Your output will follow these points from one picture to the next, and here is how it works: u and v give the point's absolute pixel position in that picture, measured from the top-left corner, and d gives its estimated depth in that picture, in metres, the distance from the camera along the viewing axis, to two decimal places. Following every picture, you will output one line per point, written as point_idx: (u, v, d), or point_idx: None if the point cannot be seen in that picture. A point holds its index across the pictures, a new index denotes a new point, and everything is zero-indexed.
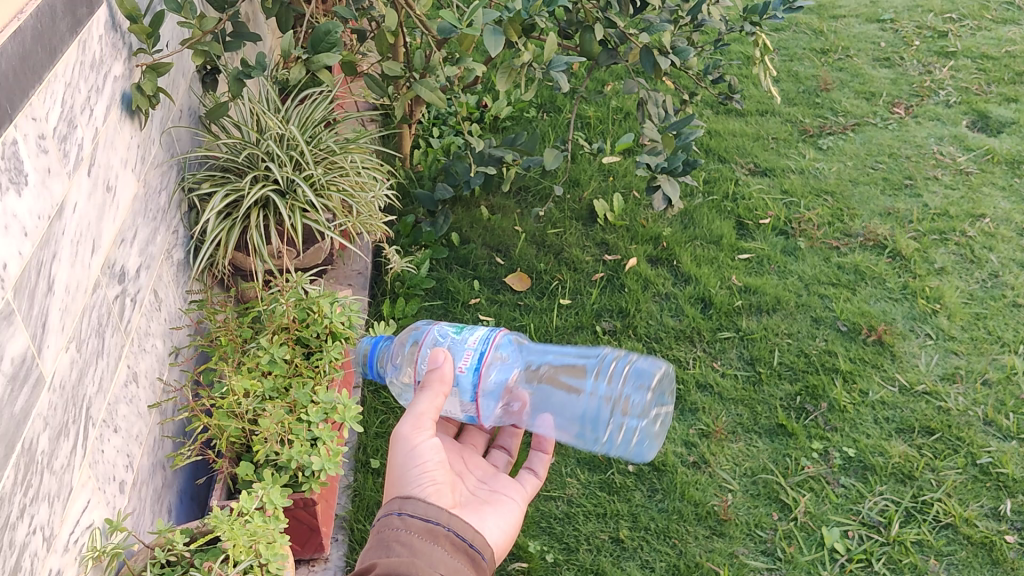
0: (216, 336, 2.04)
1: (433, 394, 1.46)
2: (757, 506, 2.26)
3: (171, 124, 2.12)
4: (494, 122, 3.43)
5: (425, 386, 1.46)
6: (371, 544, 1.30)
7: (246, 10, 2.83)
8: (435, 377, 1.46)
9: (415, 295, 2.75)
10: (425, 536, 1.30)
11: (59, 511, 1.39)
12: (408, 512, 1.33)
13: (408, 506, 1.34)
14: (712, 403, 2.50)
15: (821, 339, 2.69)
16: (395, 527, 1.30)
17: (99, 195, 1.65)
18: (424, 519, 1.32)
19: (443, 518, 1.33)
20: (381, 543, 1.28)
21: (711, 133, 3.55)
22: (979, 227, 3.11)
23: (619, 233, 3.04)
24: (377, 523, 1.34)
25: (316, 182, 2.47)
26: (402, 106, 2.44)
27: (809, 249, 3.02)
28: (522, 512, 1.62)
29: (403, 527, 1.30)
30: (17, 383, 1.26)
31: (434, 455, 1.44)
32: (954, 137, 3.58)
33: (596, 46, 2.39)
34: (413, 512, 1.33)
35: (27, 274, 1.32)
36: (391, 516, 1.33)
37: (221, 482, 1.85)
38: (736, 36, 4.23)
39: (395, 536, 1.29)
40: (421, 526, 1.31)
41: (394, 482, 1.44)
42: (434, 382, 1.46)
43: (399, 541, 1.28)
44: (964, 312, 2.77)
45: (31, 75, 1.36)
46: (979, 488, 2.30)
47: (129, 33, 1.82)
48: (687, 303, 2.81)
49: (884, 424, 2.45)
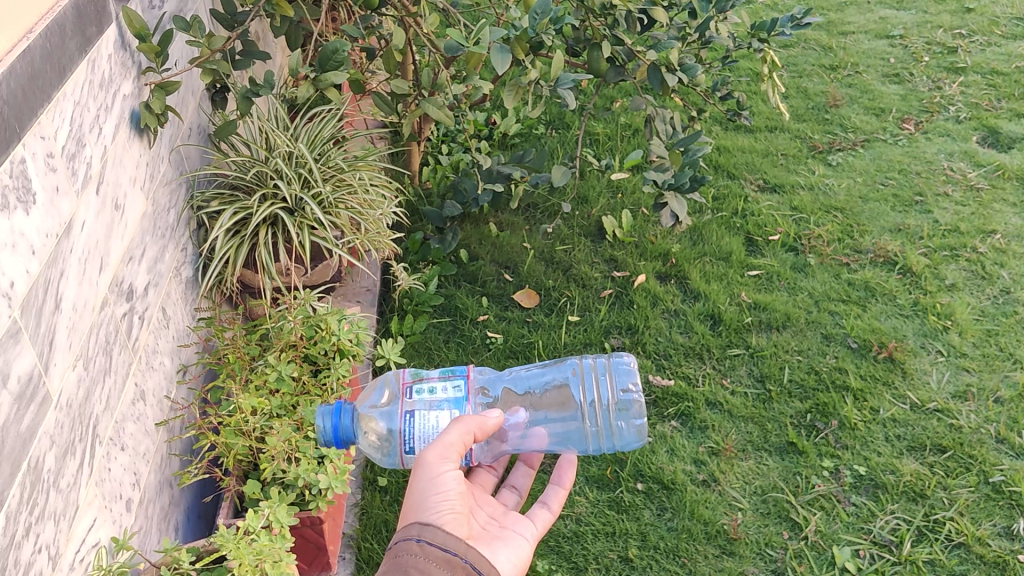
0: (224, 353, 2.04)
1: (469, 428, 1.42)
2: (767, 525, 2.24)
3: (180, 142, 2.13)
4: (504, 138, 3.44)
5: (459, 420, 1.42)
6: (386, 570, 1.27)
7: (256, 29, 2.86)
8: (471, 418, 1.43)
9: (423, 312, 2.76)
10: (442, 566, 1.27)
11: (64, 529, 1.38)
12: (426, 538, 1.30)
13: (427, 533, 1.31)
14: (722, 420, 2.49)
15: (831, 356, 2.68)
16: (413, 554, 1.27)
17: (107, 213, 1.66)
18: (441, 549, 1.29)
19: (461, 548, 1.29)
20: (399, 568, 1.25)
21: (720, 149, 3.56)
22: (990, 243, 3.09)
23: (629, 250, 3.04)
24: (394, 547, 1.31)
25: (324, 200, 2.47)
26: (411, 123, 2.44)
27: (819, 265, 3.01)
28: (530, 552, 1.58)
29: (421, 554, 1.28)
30: (23, 403, 1.26)
31: (454, 485, 1.39)
32: (964, 153, 3.56)
33: (604, 64, 2.39)
34: (431, 540, 1.30)
35: (35, 292, 1.32)
36: (409, 542, 1.30)
37: (228, 500, 1.83)
38: (745, 53, 4.24)
39: (412, 564, 1.26)
40: (438, 556, 1.28)
41: (408, 506, 1.38)
42: (472, 421, 1.42)
43: (418, 567, 1.25)
44: (975, 328, 2.75)
45: (40, 95, 1.37)
46: (992, 507, 2.27)
47: (138, 52, 1.83)
48: (697, 319, 2.80)
49: (895, 441, 2.43)
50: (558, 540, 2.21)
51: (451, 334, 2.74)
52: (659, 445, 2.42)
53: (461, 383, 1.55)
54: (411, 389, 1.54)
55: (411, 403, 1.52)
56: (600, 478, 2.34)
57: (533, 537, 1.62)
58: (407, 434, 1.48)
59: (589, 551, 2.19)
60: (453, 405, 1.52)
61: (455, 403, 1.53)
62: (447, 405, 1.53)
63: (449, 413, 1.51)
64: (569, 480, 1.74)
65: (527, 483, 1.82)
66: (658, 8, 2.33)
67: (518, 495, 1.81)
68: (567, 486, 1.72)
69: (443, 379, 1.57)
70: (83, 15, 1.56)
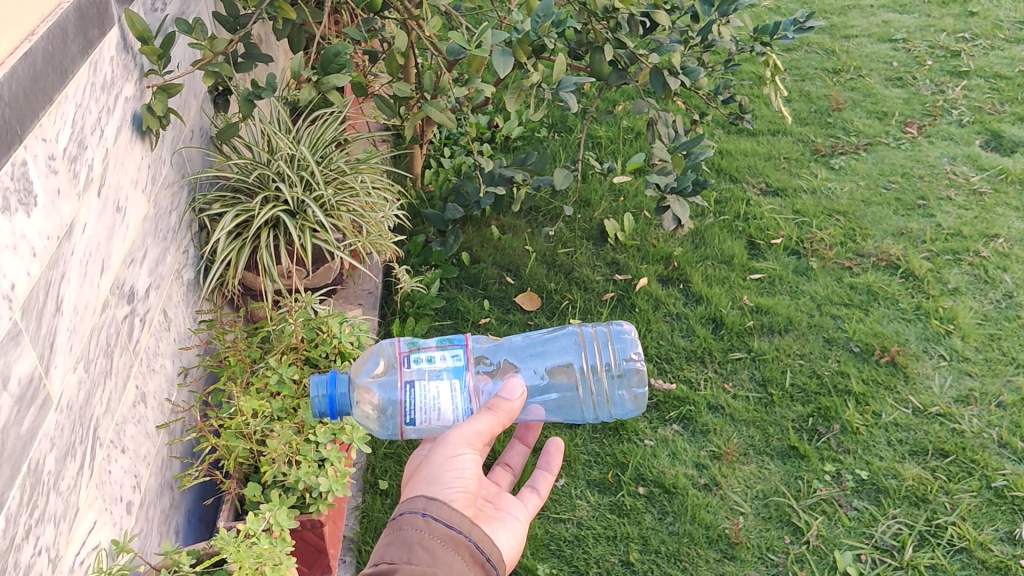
0: (225, 356, 2.04)
1: (498, 419, 1.38)
2: (769, 529, 2.24)
3: (181, 145, 2.13)
4: (506, 141, 3.44)
5: (490, 409, 1.39)
6: (389, 543, 1.22)
7: (258, 31, 2.86)
8: (503, 408, 1.39)
9: (425, 315, 2.76)
10: (447, 543, 1.23)
11: (64, 532, 1.38)
12: (432, 513, 1.26)
13: (434, 508, 1.27)
14: (724, 424, 2.48)
15: (833, 359, 2.67)
16: (418, 528, 1.23)
17: (108, 215, 1.65)
18: (446, 525, 1.25)
19: (465, 527, 1.26)
20: (402, 542, 1.21)
21: (722, 152, 3.56)
22: (993, 247, 3.08)
23: (630, 253, 3.04)
24: (398, 517, 1.27)
25: (326, 203, 2.47)
26: (413, 126, 2.44)
27: (822, 269, 3.00)
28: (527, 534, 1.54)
29: (425, 529, 1.24)
30: (23, 405, 1.26)
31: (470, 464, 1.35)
32: (967, 157, 3.56)
33: (605, 65, 2.43)
34: (437, 515, 1.26)
35: (35, 294, 1.32)
36: (415, 514, 1.25)
37: (229, 503, 1.83)
38: (747, 56, 4.24)
39: (416, 539, 1.22)
40: (444, 532, 1.24)
41: (418, 481, 1.34)
42: (504, 412, 1.39)
43: (423, 544, 1.21)
44: (978, 333, 2.75)
45: (42, 97, 1.37)
46: (994, 512, 2.27)
47: (140, 54, 1.83)
48: (698, 323, 2.79)
49: (897, 446, 2.43)
50: (559, 543, 2.21)
51: (452, 337, 2.74)
52: (661, 449, 2.41)
53: (460, 352, 1.45)
54: (409, 358, 1.44)
55: (408, 372, 1.42)
56: (602, 482, 2.34)
57: (530, 515, 1.53)
58: (407, 407, 1.39)
59: (590, 555, 2.18)
60: (453, 376, 1.42)
61: (454, 373, 1.43)
62: (446, 374, 1.42)
63: (450, 383, 1.41)
64: (560, 466, 1.67)
65: (522, 461, 1.75)
66: (659, 10, 2.33)
67: (512, 474, 1.75)
68: (555, 470, 1.64)
69: (442, 347, 1.46)
70: (85, 17, 1.56)
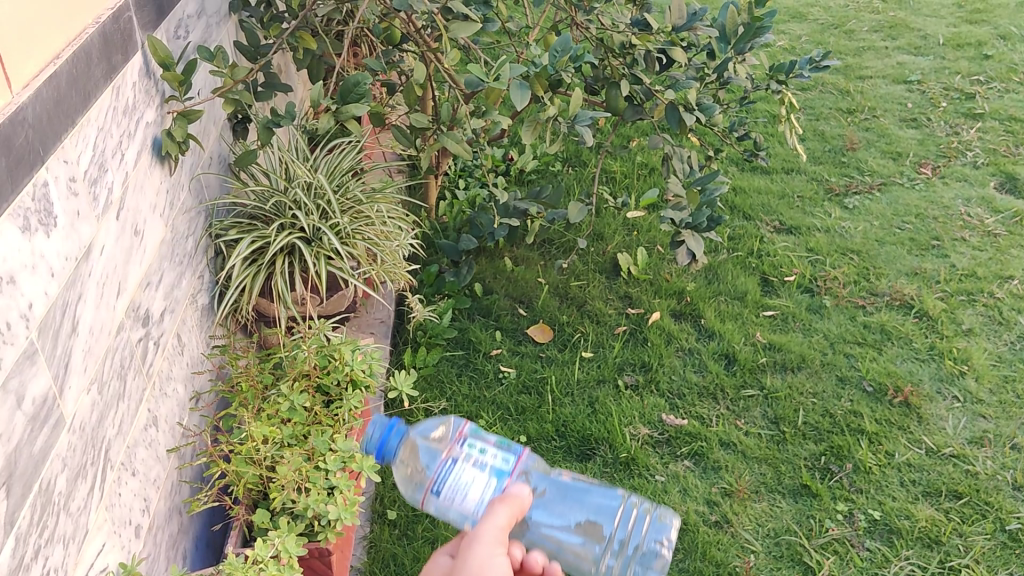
0: (237, 382, 2.05)
1: (513, 508, 1.31)
2: (780, 569, 2.20)
3: (200, 171, 2.16)
4: (520, 174, 3.46)
5: (504, 500, 1.32)
6: None
7: (279, 61, 2.91)
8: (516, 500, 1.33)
9: (436, 344, 2.76)
10: None
11: (73, 553, 1.38)
12: None
13: None
14: (735, 461, 2.47)
15: (846, 399, 2.65)
16: None
17: (126, 238, 1.67)
18: None
19: None
20: None
21: (736, 190, 3.58)
22: (1008, 289, 3.07)
23: (643, 287, 3.04)
24: None
25: (342, 231, 2.48)
26: (428, 157, 2.45)
27: (835, 307, 3.00)
28: None
29: None
30: (37, 424, 1.26)
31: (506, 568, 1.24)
32: (982, 199, 3.55)
33: (621, 102, 2.42)
34: None
35: (53, 313, 1.33)
36: None
37: (236, 529, 1.84)
38: (762, 95, 4.28)
39: None
40: None
41: None
42: (517, 502, 1.32)
43: None
44: (992, 374, 2.73)
45: (65, 120, 1.39)
46: (1009, 555, 2.23)
47: (162, 81, 1.85)
48: (711, 359, 2.79)
49: (911, 486, 2.40)
50: None
51: (463, 367, 2.74)
52: (672, 485, 2.40)
53: (510, 458, 1.46)
54: (465, 443, 1.47)
55: (464, 454, 1.44)
56: None
57: None
58: (439, 478, 1.41)
59: None
60: (488, 479, 1.42)
61: (496, 475, 1.43)
62: (489, 470, 1.43)
63: (486, 480, 1.42)
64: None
65: None
66: (675, 47, 2.35)
67: None
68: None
69: (498, 448, 1.48)
70: (110, 42, 1.58)
